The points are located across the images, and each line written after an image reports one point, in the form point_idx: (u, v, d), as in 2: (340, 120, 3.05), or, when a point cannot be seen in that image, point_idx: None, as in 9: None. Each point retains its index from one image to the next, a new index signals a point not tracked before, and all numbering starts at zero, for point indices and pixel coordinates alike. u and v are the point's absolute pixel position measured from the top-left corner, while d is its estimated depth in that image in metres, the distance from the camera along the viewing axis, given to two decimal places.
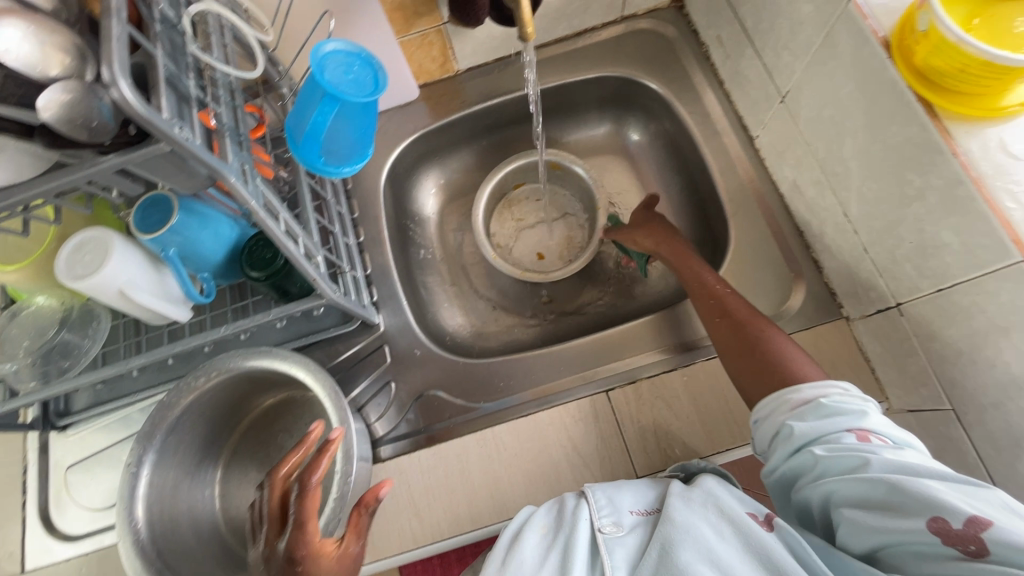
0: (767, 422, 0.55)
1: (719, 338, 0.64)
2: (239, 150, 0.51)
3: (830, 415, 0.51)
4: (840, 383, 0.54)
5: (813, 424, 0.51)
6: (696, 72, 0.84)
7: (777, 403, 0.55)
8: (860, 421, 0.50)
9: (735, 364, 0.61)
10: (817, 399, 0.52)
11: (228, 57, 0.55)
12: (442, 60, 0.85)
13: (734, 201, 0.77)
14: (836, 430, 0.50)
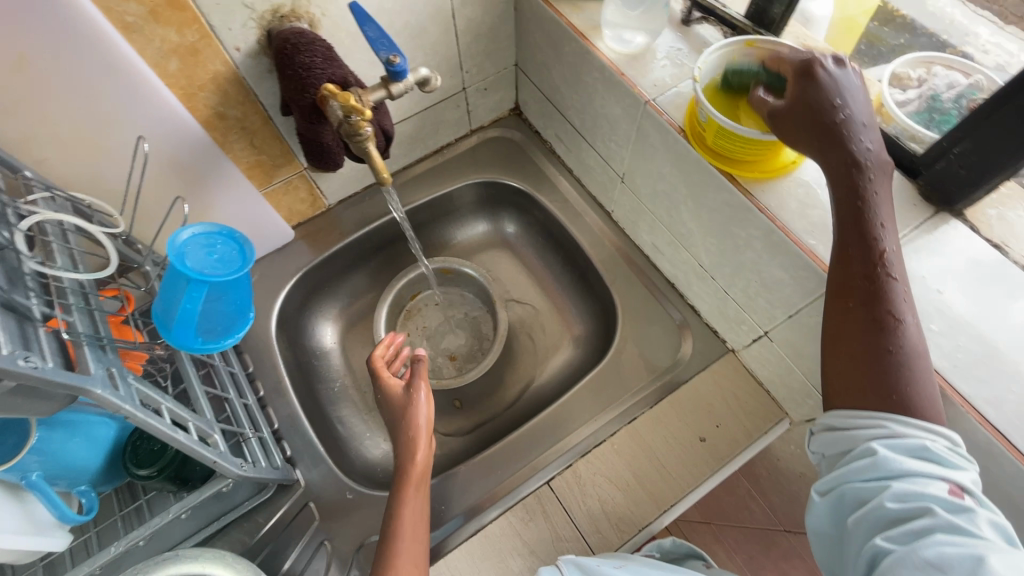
0: (834, 435, 0.48)
1: (843, 332, 0.47)
2: (103, 353, 0.48)
3: (926, 458, 0.43)
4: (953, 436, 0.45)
5: (902, 456, 0.43)
6: (548, 165, 0.94)
7: (866, 424, 0.46)
8: (957, 478, 0.42)
9: (838, 361, 0.48)
10: (923, 439, 0.44)
11: (76, 260, 0.52)
12: (312, 199, 0.88)
13: (611, 270, 0.86)
14: (925, 475, 0.43)
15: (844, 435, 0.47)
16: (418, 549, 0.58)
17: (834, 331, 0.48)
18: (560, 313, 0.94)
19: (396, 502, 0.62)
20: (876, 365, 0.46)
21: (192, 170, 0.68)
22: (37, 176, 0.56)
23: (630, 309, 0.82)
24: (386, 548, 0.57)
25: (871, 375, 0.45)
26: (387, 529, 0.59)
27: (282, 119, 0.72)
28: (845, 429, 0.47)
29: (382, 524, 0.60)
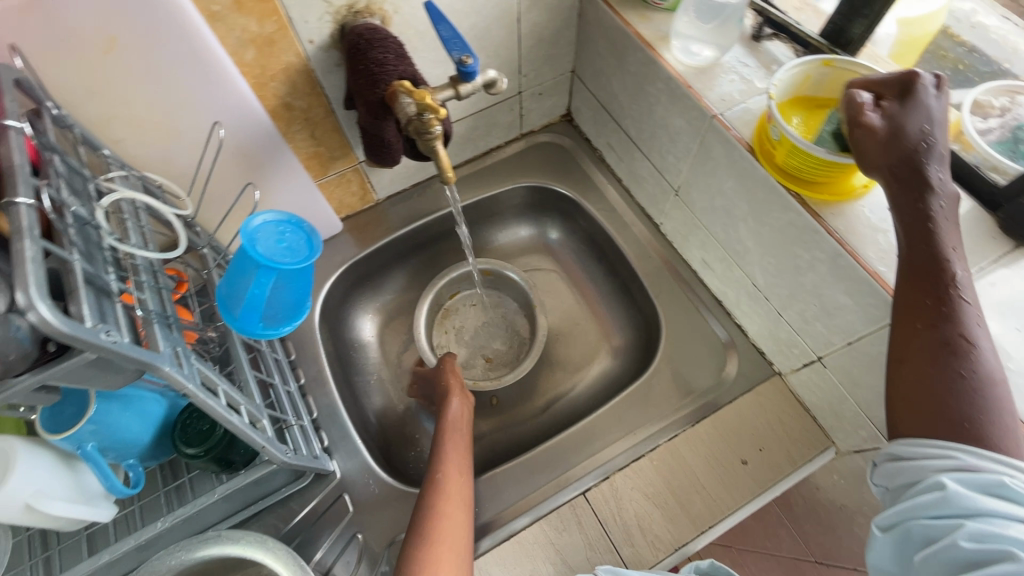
0: (898, 466, 0.47)
1: (910, 352, 0.46)
2: (170, 333, 0.49)
3: (1004, 497, 0.41)
4: None
5: (977, 495, 0.41)
6: (597, 173, 0.94)
7: (936, 456, 0.44)
8: None
9: (904, 385, 0.46)
10: (1001, 474, 0.41)
11: (147, 239, 0.53)
12: (362, 193, 0.89)
13: (656, 284, 0.85)
14: (1004, 516, 0.41)
15: (909, 468, 0.45)
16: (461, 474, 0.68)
17: (898, 354, 0.47)
18: (600, 323, 0.93)
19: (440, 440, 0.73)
20: (949, 392, 0.44)
21: (256, 158, 0.69)
22: (114, 154, 0.58)
23: (674, 324, 0.81)
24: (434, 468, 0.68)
25: (946, 410, 0.44)
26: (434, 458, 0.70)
27: (344, 113, 0.73)
28: (914, 459, 0.45)
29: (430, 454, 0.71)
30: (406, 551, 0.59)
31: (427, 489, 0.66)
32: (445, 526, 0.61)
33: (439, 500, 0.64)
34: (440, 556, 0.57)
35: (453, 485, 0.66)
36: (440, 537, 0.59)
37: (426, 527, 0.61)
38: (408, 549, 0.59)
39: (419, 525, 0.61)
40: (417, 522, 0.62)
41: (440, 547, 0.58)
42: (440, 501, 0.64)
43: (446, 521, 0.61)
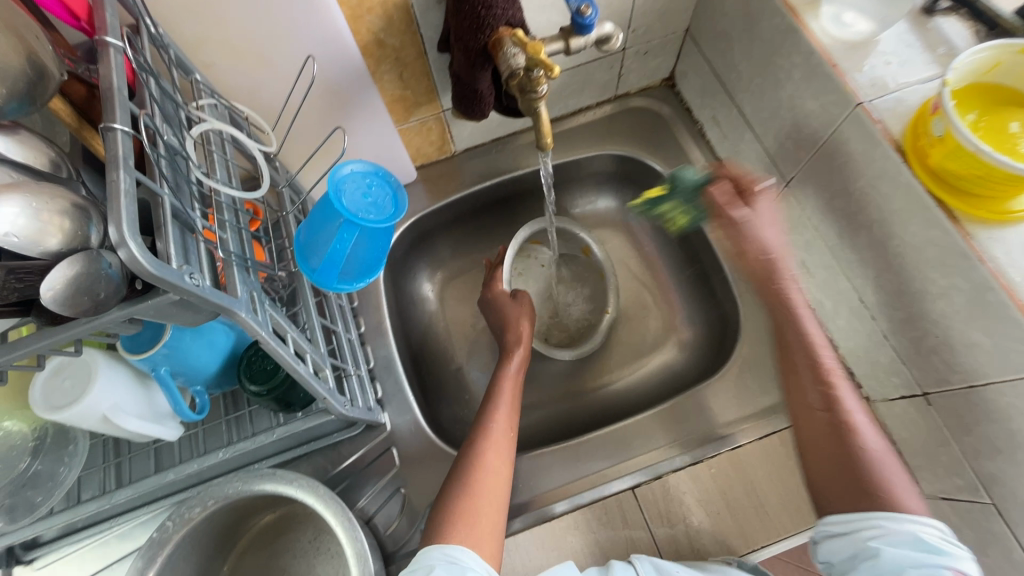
0: (857, 539, 0.52)
1: (818, 453, 0.57)
2: (249, 277, 0.47)
3: (927, 550, 0.49)
4: (931, 521, 0.51)
5: (906, 551, 0.49)
6: (694, 149, 0.85)
7: (861, 525, 0.52)
8: (955, 562, 0.48)
9: (822, 466, 0.57)
10: (916, 530, 0.50)
11: (231, 174, 0.51)
12: (441, 143, 0.84)
13: (742, 280, 0.78)
14: (931, 564, 0.48)
15: (881, 545, 0.50)
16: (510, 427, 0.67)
17: (807, 440, 0.59)
18: (669, 312, 0.88)
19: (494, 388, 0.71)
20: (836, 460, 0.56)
21: (341, 97, 0.65)
22: (204, 80, 0.55)
23: (755, 328, 0.75)
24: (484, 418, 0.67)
25: None
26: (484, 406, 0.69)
27: (436, 56, 0.67)
28: (839, 531, 0.54)
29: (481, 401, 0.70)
30: (444, 495, 0.60)
31: (473, 436, 0.65)
32: (487, 479, 0.61)
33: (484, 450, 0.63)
34: (479, 509, 0.58)
35: (501, 438, 0.65)
36: (482, 489, 0.60)
37: (467, 476, 0.61)
38: (447, 493, 0.60)
39: (460, 472, 0.62)
40: (459, 469, 0.62)
41: (479, 501, 0.59)
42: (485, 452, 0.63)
43: (490, 475, 0.61)
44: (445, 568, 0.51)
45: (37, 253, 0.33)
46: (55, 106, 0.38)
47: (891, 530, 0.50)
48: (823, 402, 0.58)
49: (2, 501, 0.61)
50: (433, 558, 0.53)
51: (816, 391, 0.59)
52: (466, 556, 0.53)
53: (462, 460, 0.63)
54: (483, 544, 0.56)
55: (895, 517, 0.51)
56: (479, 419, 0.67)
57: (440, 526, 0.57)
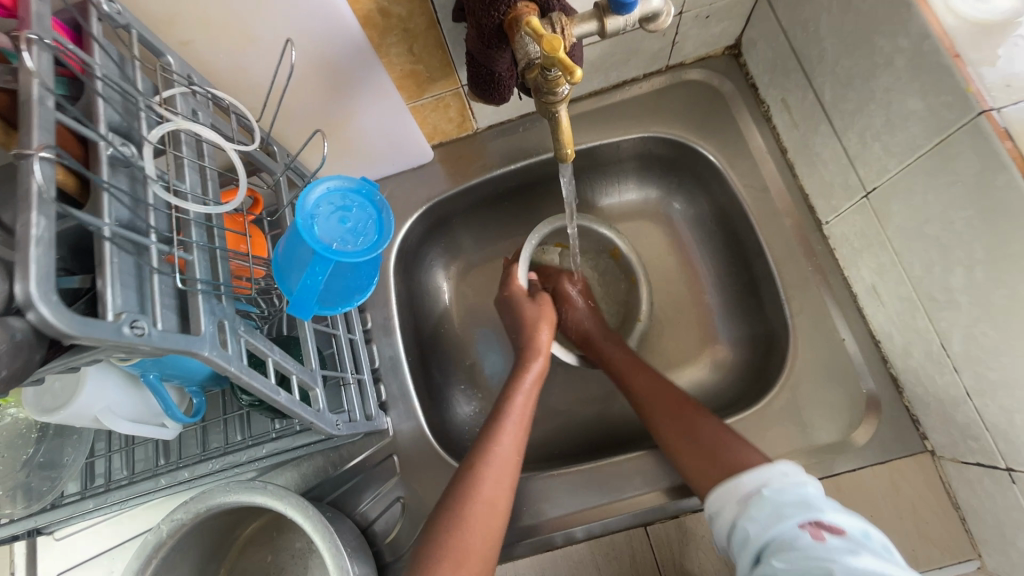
0: (726, 513, 0.52)
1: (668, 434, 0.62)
2: (218, 304, 0.42)
3: (778, 507, 0.48)
4: (778, 467, 0.52)
5: (762, 521, 0.48)
6: (755, 136, 0.72)
7: (728, 500, 0.53)
8: (810, 514, 0.46)
9: (691, 460, 0.59)
10: (763, 491, 0.50)
11: (206, 180, 0.45)
12: (460, 120, 0.75)
13: (795, 299, 0.67)
14: (789, 526, 0.46)
15: (742, 514, 0.50)
16: (516, 453, 0.59)
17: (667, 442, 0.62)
18: (706, 322, 0.78)
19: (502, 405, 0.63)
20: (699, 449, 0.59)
21: (341, 75, 0.57)
22: (181, 63, 0.48)
23: (804, 357, 0.65)
24: (486, 440, 0.59)
25: None
26: (486, 426, 0.61)
27: (452, 26, 0.57)
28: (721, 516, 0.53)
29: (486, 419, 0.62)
30: (432, 525, 0.54)
31: (470, 460, 0.58)
32: (480, 514, 0.54)
33: (482, 480, 0.56)
34: (470, 549, 0.52)
35: (505, 466, 0.58)
36: (473, 525, 0.54)
37: (458, 510, 0.54)
38: (436, 523, 0.54)
39: (451, 503, 0.55)
40: (450, 497, 0.56)
41: (471, 537, 0.53)
42: (483, 482, 0.56)
43: (486, 507, 0.55)
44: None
45: None
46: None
47: (752, 492, 0.51)
48: (655, 403, 0.65)
49: (12, 486, 0.62)
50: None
51: (647, 383, 0.67)
52: None
53: (454, 487, 0.56)
54: None
55: (753, 475, 0.53)
56: (480, 441, 0.60)
57: (425, 559, 0.52)
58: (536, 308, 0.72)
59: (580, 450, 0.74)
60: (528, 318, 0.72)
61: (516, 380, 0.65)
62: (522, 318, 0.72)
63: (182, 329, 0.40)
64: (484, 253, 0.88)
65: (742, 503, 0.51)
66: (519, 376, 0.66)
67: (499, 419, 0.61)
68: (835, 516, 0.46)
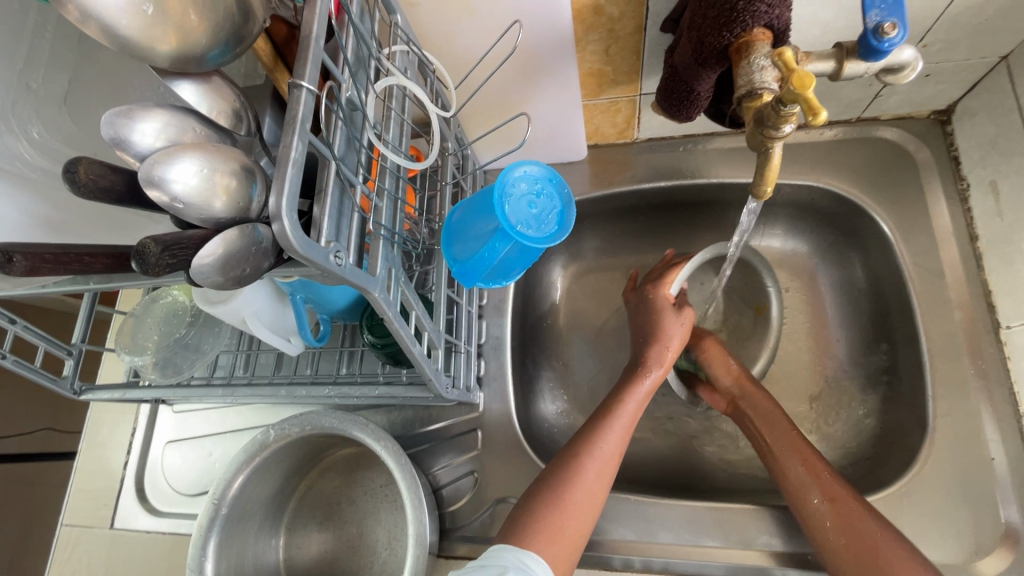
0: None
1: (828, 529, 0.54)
2: (391, 251, 0.45)
3: None
4: None
5: None
6: (942, 214, 0.66)
7: None
8: None
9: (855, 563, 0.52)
10: None
11: (403, 135, 0.49)
12: (624, 127, 0.75)
13: (944, 400, 0.61)
14: None
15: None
16: (618, 456, 0.56)
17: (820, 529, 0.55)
18: (825, 394, 0.73)
19: (613, 405, 0.59)
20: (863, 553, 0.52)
21: (535, 61, 0.58)
22: (406, 23, 0.52)
23: (937, 463, 0.59)
24: (592, 432, 0.56)
25: None
26: (591, 420, 0.58)
27: (657, 35, 0.57)
28: None
29: (593, 414, 0.59)
30: (529, 498, 0.52)
31: (575, 447, 0.55)
32: (578, 503, 0.52)
33: (584, 472, 0.53)
34: (564, 529, 0.50)
35: (607, 463, 0.55)
36: (572, 511, 0.51)
37: (558, 490, 0.52)
38: (533, 493, 0.53)
39: (550, 480, 0.53)
40: (552, 474, 0.54)
41: (567, 516, 0.51)
42: (585, 474, 0.53)
43: (585, 498, 0.52)
44: (519, 575, 0.44)
45: (201, 216, 0.31)
46: (258, 45, 0.36)
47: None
48: (817, 487, 0.57)
49: (157, 357, 0.70)
50: (507, 559, 0.46)
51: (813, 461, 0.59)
52: (539, 568, 0.46)
53: (556, 466, 0.54)
54: (559, 566, 0.49)
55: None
56: (585, 433, 0.57)
57: (520, 526, 0.50)
58: (674, 318, 0.67)
59: (656, 481, 0.72)
60: (660, 326, 0.67)
61: (631, 383, 0.61)
62: (654, 324, 0.67)
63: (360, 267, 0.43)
64: (604, 262, 0.88)
65: None
66: (636, 380, 0.62)
67: (608, 417, 0.58)
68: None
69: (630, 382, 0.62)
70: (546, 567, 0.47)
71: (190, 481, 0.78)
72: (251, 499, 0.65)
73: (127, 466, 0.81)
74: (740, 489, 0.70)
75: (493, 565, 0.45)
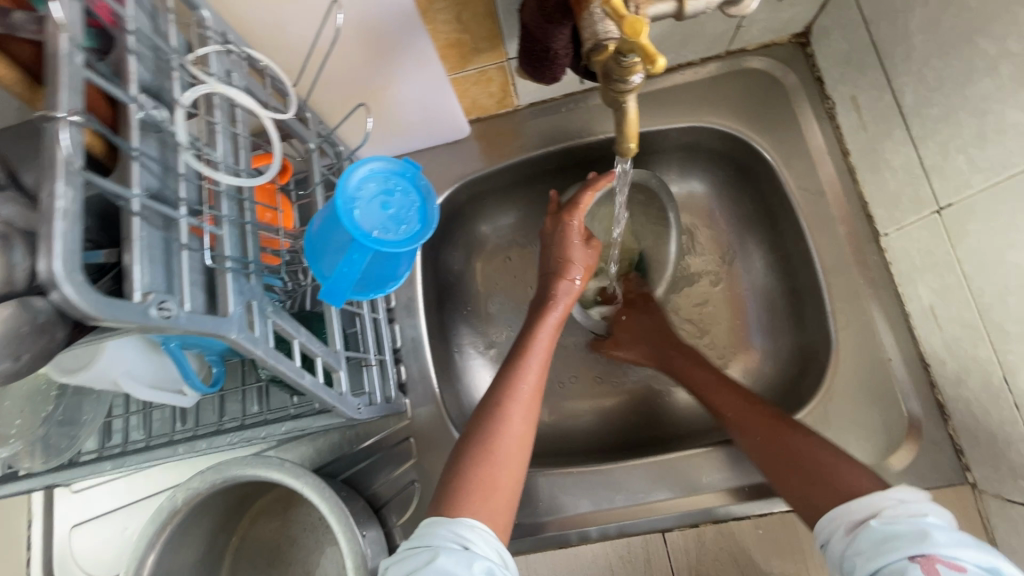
0: (834, 544, 0.46)
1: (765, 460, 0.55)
2: (246, 282, 0.40)
3: (890, 529, 0.43)
4: (917, 497, 0.45)
5: (885, 523, 0.43)
6: (816, 135, 0.68)
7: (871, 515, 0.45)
8: (923, 545, 0.40)
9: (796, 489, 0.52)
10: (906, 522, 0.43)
11: (237, 149, 0.43)
12: (501, 96, 0.71)
13: (842, 313, 0.64)
14: (908, 530, 0.42)
15: (849, 548, 0.44)
16: (537, 393, 0.54)
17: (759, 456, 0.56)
18: (739, 327, 0.75)
19: (526, 341, 0.57)
20: (805, 467, 0.52)
21: (382, 42, 0.53)
22: (217, 17, 0.45)
23: (844, 374, 0.62)
24: (509, 373, 0.54)
25: None
26: (508, 362, 0.56)
27: None
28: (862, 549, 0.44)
29: (508, 355, 0.56)
30: (455, 457, 0.50)
31: (495, 396, 0.53)
32: (508, 450, 0.50)
33: (509, 418, 0.51)
34: (496, 482, 0.48)
35: (528, 402, 0.53)
36: (501, 460, 0.49)
37: (484, 444, 0.49)
38: (459, 455, 0.50)
39: (474, 437, 0.51)
40: (473, 432, 0.51)
41: (497, 469, 0.48)
42: (510, 417, 0.51)
43: (510, 443, 0.50)
44: (450, 557, 0.41)
45: None
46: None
47: (861, 521, 0.45)
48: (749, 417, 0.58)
49: (28, 442, 0.61)
50: (439, 536, 0.43)
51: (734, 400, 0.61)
52: (477, 537, 0.43)
53: (478, 421, 0.51)
54: (497, 519, 0.47)
55: (864, 501, 0.46)
56: (502, 375, 0.54)
57: (450, 492, 0.47)
58: (580, 247, 0.64)
59: (599, 445, 0.72)
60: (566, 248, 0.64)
61: (539, 317, 0.59)
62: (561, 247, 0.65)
63: (209, 308, 0.38)
64: (513, 237, 0.85)
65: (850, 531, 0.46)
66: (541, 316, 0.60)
67: (525, 353, 0.56)
68: (955, 550, 0.40)
69: (540, 314, 0.60)
70: (482, 527, 0.44)
71: (108, 562, 0.70)
72: (173, 569, 0.59)
73: (31, 563, 0.72)
74: (677, 434, 0.72)
75: (424, 549, 0.42)
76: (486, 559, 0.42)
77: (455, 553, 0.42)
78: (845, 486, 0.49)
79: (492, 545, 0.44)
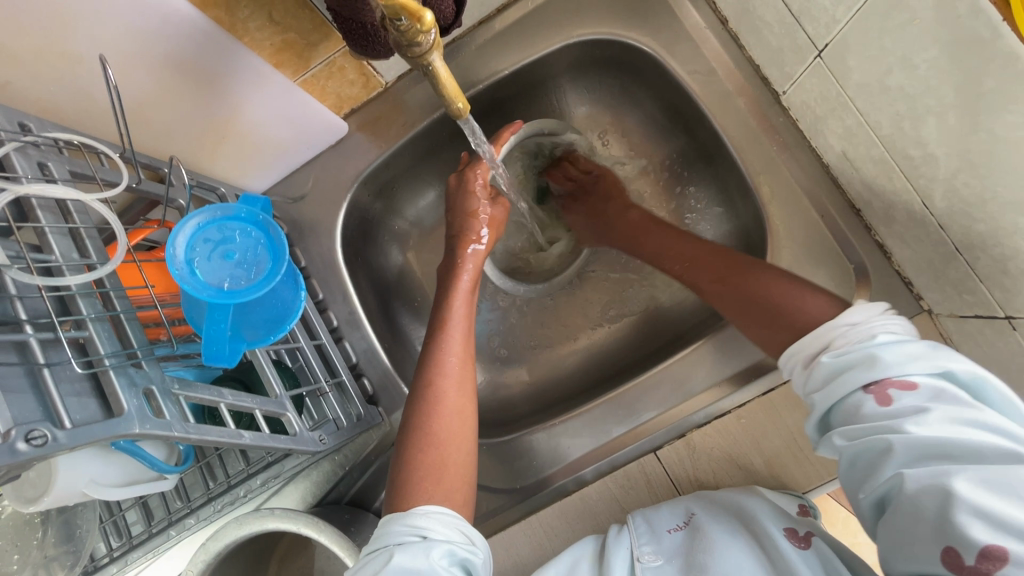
0: (799, 376, 0.50)
1: (703, 263, 0.61)
2: (138, 371, 0.39)
3: (841, 372, 0.46)
4: (859, 310, 0.48)
5: (842, 358, 0.46)
6: (690, 13, 0.64)
7: (840, 331, 0.47)
8: (875, 373, 0.43)
9: (732, 298, 0.57)
10: (866, 351, 0.45)
11: (79, 241, 0.40)
12: (364, 79, 0.66)
13: (765, 186, 0.62)
14: (860, 392, 0.44)
15: (810, 381, 0.48)
16: (466, 364, 0.55)
17: (700, 259, 0.61)
18: (679, 230, 0.74)
19: (444, 313, 0.57)
20: (740, 289, 0.56)
21: (197, 68, 0.50)
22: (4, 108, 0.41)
23: (782, 246, 0.61)
24: (433, 349, 0.54)
25: None
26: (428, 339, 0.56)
27: None
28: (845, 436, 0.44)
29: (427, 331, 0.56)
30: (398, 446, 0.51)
31: (422, 375, 0.53)
32: (447, 430, 0.50)
33: (442, 393, 0.52)
34: (447, 458, 0.49)
35: (462, 373, 0.53)
36: (442, 438, 0.50)
37: (420, 428, 0.50)
38: (400, 446, 0.51)
39: (410, 423, 0.51)
40: (409, 415, 0.52)
41: (444, 449, 0.50)
42: (442, 391, 0.52)
43: (451, 418, 0.51)
44: (404, 553, 0.42)
45: None
46: None
47: (817, 354, 0.48)
48: (694, 265, 0.62)
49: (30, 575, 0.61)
50: (394, 533, 0.44)
51: (693, 246, 0.63)
52: (431, 522, 0.45)
53: (412, 409, 0.52)
54: (454, 496, 0.48)
55: (821, 334, 0.48)
56: (427, 352, 0.55)
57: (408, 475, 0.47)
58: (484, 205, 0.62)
59: (580, 386, 0.73)
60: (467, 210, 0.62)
61: (451, 287, 0.58)
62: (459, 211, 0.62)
63: (108, 411, 0.37)
64: (437, 215, 0.83)
65: (807, 367, 0.49)
66: (454, 283, 0.59)
67: (444, 326, 0.56)
68: (907, 366, 0.43)
69: (450, 285, 0.59)
70: (434, 510, 0.46)
71: None
72: None
73: None
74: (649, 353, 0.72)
75: (380, 551, 0.43)
76: (445, 542, 0.44)
77: (411, 545, 0.43)
78: (799, 314, 0.51)
79: (445, 522, 0.45)
